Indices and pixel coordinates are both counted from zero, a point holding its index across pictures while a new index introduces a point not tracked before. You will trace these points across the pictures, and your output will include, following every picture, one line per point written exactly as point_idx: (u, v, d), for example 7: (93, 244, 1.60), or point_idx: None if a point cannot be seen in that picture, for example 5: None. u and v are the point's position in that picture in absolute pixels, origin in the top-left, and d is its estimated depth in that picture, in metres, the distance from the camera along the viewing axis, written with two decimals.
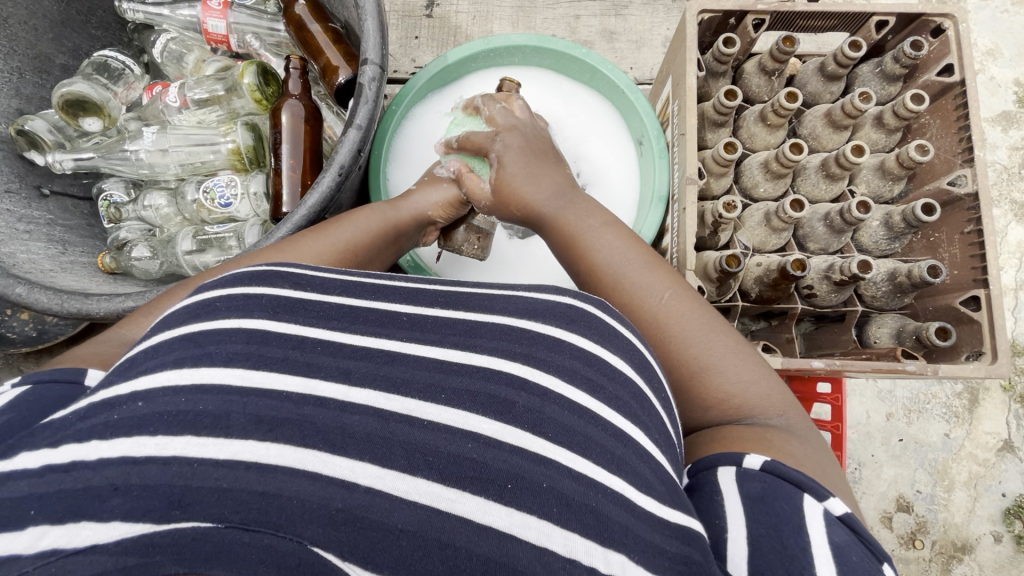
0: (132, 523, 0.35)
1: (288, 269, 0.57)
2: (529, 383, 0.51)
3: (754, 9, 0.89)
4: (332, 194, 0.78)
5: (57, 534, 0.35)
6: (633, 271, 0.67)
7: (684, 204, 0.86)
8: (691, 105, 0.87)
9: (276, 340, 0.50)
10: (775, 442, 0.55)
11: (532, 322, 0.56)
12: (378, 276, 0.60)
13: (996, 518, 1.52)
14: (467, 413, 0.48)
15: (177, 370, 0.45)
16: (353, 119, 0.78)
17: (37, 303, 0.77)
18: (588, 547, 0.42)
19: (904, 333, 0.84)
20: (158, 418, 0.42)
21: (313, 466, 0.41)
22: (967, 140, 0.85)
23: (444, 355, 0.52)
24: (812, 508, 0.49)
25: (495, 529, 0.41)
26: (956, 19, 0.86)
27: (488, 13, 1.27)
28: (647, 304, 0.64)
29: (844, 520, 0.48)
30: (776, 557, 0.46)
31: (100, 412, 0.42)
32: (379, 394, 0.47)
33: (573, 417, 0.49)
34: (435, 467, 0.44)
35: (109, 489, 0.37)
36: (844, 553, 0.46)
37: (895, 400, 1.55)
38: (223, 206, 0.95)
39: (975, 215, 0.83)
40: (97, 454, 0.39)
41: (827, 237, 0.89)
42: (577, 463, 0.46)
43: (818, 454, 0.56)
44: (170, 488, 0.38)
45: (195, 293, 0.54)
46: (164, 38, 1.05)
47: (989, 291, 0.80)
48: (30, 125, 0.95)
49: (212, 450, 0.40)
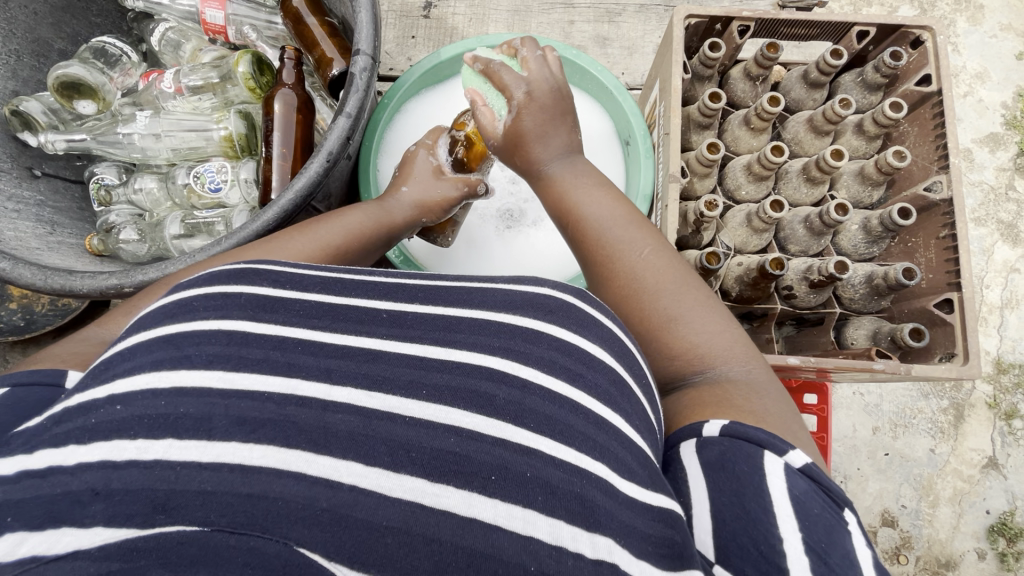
0: (115, 529, 0.36)
1: (264, 266, 0.58)
2: (510, 375, 0.51)
3: (739, 15, 0.91)
4: (320, 179, 0.79)
5: (36, 541, 0.36)
6: (614, 224, 0.69)
7: (667, 201, 0.88)
8: (676, 105, 0.89)
9: (256, 341, 0.50)
10: (732, 396, 0.57)
11: (512, 315, 0.56)
12: (360, 272, 0.61)
13: (980, 535, 1.52)
14: (447, 408, 0.48)
15: (155, 373, 0.46)
16: (343, 107, 0.80)
17: (20, 278, 0.77)
18: (573, 533, 0.43)
19: (880, 333, 0.86)
20: (138, 422, 0.42)
21: (298, 466, 0.42)
22: (943, 147, 0.87)
23: (423, 350, 0.53)
24: (773, 463, 0.49)
25: (479, 521, 0.42)
26: (933, 32, 0.89)
27: (484, 16, 1.30)
28: (624, 257, 0.67)
29: (804, 471, 0.49)
30: (742, 525, 0.48)
31: (73, 417, 0.43)
32: (363, 392, 0.48)
33: (554, 406, 0.50)
34: (418, 463, 0.44)
35: (89, 493, 0.38)
36: (805, 508, 0.48)
37: (881, 413, 1.56)
38: (212, 191, 0.96)
39: (949, 220, 0.84)
40: (77, 458, 0.40)
41: (807, 239, 0.90)
42: (560, 451, 0.47)
43: (780, 408, 0.57)
44: (153, 492, 0.38)
45: (172, 293, 0.55)
46: (163, 27, 1.07)
47: (961, 295, 0.82)
48: (24, 106, 0.96)
49: (195, 452, 0.41)
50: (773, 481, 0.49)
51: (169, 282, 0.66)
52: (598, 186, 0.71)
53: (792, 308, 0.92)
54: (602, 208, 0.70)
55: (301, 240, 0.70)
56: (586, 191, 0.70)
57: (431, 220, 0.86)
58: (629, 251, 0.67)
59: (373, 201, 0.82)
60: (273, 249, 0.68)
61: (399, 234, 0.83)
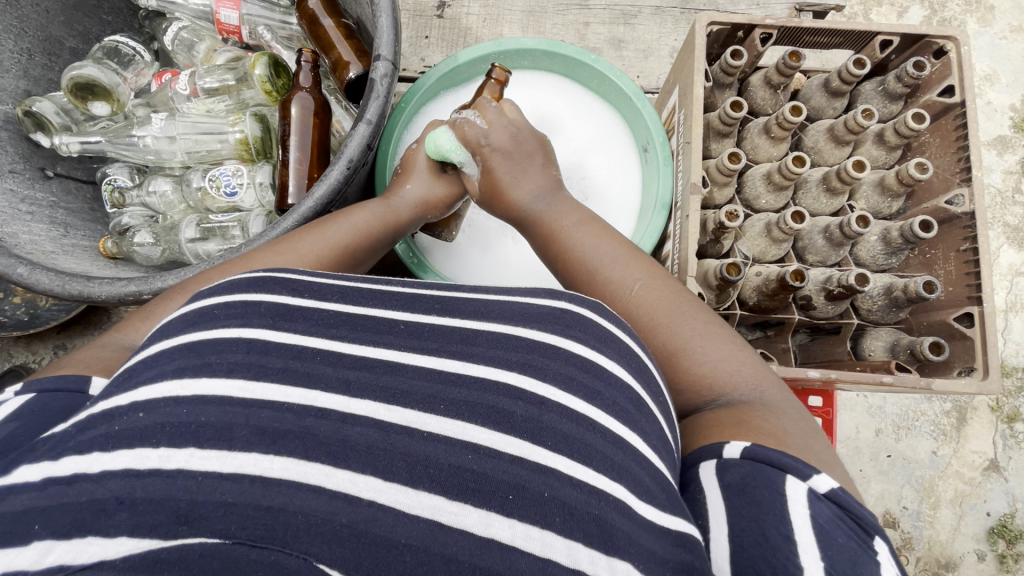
0: (138, 539, 0.36)
1: (283, 274, 0.58)
2: (526, 392, 0.51)
3: (762, 23, 0.90)
4: (340, 187, 0.78)
5: (63, 550, 0.35)
6: (604, 260, 0.73)
7: (687, 212, 0.87)
8: (698, 114, 0.88)
9: (275, 350, 0.50)
10: (751, 421, 0.56)
11: (527, 330, 0.56)
12: (372, 281, 0.61)
13: (980, 536, 1.53)
14: (466, 424, 0.48)
15: (177, 380, 0.46)
16: (363, 113, 0.79)
17: (38, 283, 0.76)
18: (591, 556, 0.42)
19: (898, 346, 0.86)
20: (161, 430, 0.42)
21: (316, 479, 0.42)
22: (965, 160, 0.87)
23: (438, 363, 0.53)
24: (796, 488, 0.49)
25: (497, 541, 0.42)
26: (958, 42, 0.88)
27: (499, 16, 1.28)
28: (617, 291, 0.70)
29: (829, 496, 0.49)
30: (760, 552, 0.46)
31: (97, 424, 0.43)
32: (379, 406, 0.48)
33: (572, 424, 0.50)
34: (436, 479, 0.44)
35: (114, 502, 0.38)
36: (829, 534, 0.47)
37: (884, 415, 1.56)
38: (228, 195, 0.95)
39: (971, 233, 0.84)
40: (101, 466, 0.40)
41: (827, 250, 0.90)
42: (577, 471, 0.47)
43: (797, 426, 0.57)
44: (177, 502, 0.38)
45: (188, 303, 0.54)
46: (176, 26, 1.05)
47: (983, 309, 0.81)
48: (38, 106, 0.95)
49: (215, 463, 0.41)
50: (795, 507, 0.48)
51: (188, 289, 0.66)
52: (588, 224, 0.77)
53: (809, 318, 0.92)
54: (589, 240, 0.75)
55: (308, 242, 0.70)
56: (578, 230, 0.76)
57: (434, 216, 0.87)
58: (622, 286, 0.71)
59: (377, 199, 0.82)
60: (282, 252, 0.68)
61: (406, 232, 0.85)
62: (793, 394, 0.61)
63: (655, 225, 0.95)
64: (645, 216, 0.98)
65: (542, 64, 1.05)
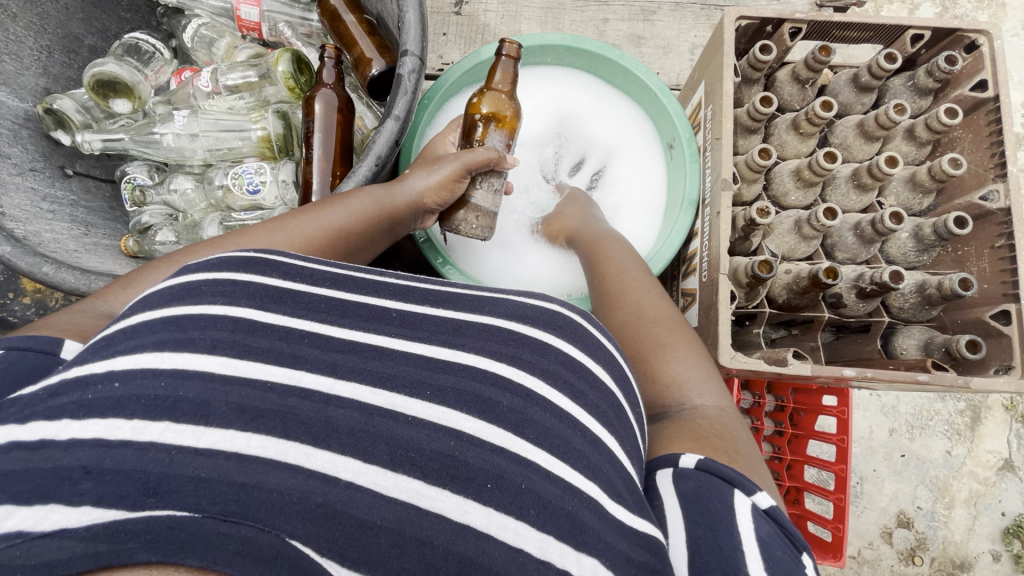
0: (103, 509, 0.34)
1: (273, 257, 0.57)
2: (513, 384, 0.50)
3: (792, 17, 0.89)
4: (367, 184, 0.78)
5: (22, 516, 0.34)
6: (634, 273, 0.79)
7: (717, 208, 0.85)
8: (728, 108, 0.86)
9: (261, 331, 0.49)
10: (711, 437, 0.56)
11: (523, 325, 0.56)
12: (368, 271, 0.60)
13: (995, 537, 1.52)
14: (451, 411, 0.48)
15: (157, 354, 0.44)
16: (391, 109, 0.78)
17: (64, 282, 0.76)
18: (562, 550, 0.41)
19: (932, 344, 0.84)
20: (136, 401, 0.41)
21: (295, 459, 0.41)
22: (999, 155, 0.85)
23: (428, 351, 0.53)
24: (741, 502, 0.49)
25: (473, 528, 0.41)
26: (990, 36, 0.87)
27: (517, 13, 1.27)
28: (632, 297, 0.75)
29: (768, 513, 0.49)
30: (714, 558, 0.45)
31: (71, 391, 0.41)
32: (365, 389, 0.47)
33: (554, 420, 0.49)
34: (416, 464, 0.43)
35: (80, 471, 0.36)
36: (770, 548, 0.46)
37: (898, 415, 1.55)
38: (251, 193, 0.94)
39: (1006, 230, 0.83)
40: (70, 434, 0.38)
41: (857, 247, 0.89)
42: (556, 466, 0.46)
43: (751, 453, 0.57)
44: (146, 475, 0.37)
45: (177, 275, 0.53)
46: (196, 23, 1.04)
47: (1020, 305, 0.80)
48: (58, 104, 0.94)
49: (190, 438, 0.40)
50: (742, 522, 0.47)
51: (176, 263, 0.64)
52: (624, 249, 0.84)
53: (839, 316, 0.91)
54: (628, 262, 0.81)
55: (305, 225, 0.71)
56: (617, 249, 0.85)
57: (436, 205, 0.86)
58: (639, 294, 0.75)
59: (380, 184, 0.81)
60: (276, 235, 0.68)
61: (397, 228, 0.85)
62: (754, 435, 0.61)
63: (683, 221, 0.94)
64: (671, 213, 0.97)
65: (564, 60, 1.04)
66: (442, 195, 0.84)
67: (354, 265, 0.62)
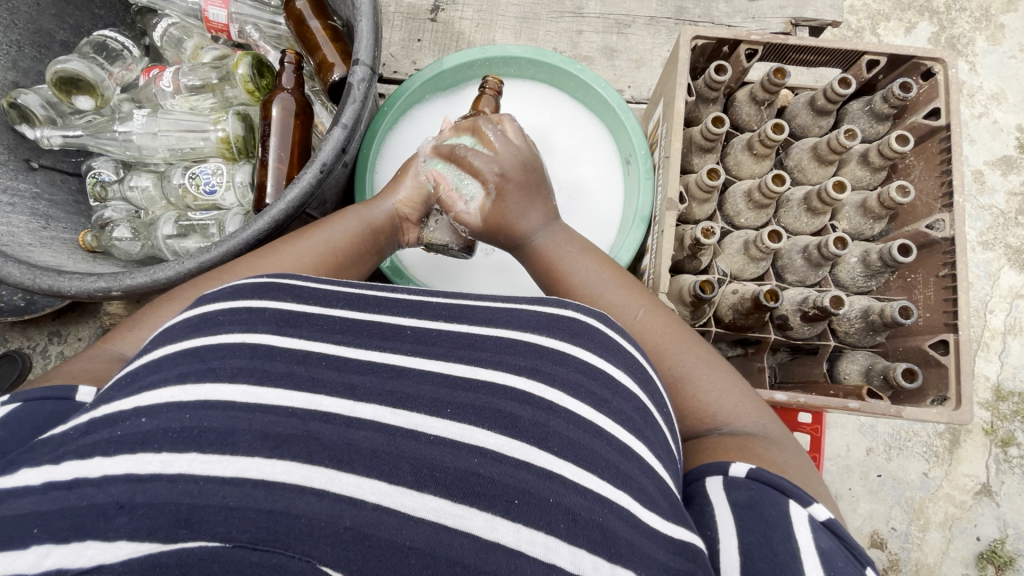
0: (138, 543, 0.35)
1: (288, 280, 0.57)
2: (534, 397, 0.51)
3: (748, 39, 0.89)
4: (312, 190, 0.78)
5: (61, 554, 0.34)
6: (609, 292, 0.71)
7: (663, 227, 0.86)
8: (679, 128, 0.87)
9: (279, 355, 0.50)
10: (755, 450, 0.57)
11: (537, 335, 0.56)
12: (316, 280, 0.59)
13: (969, 561, 1.51)
14: (472, 426, 0.48)
15: (180, 387, 0.45)
16: (339, 116, 0.79)
17: (9, 276, 0.76)
18: (595, 563, 0.42)
19: (873, 371, 0.84)
20: (162, 435, 0.42)
21: (320, 483, 0.41)
22: (947, 185, 0.86)
23: (448, 367, 0.53)
24: (799, 513, 0.50)
25: (503, 545, 0.41)
26: (946, 64, 0.87)
27: (492, 22, 1.28)
28: (620, 322, 0.69)
29: (827, 525, 0.50)
30: (767, 565, 0.46)
31: (101, 428, 0.42)
32: (385, 410, 0.48)
33: (578, 430, 0.49)
34: (441, 483, 0.44)
35: (115, 506, 0.37)
36: (831, 559, 0.47)
37: (876, 434, 1.54)
38: (208, 193, 0.95)
39: (950, 260, 0.83)
40: (103, 470, 0.39)
41: (805, 270, 0.89)
42: (584, 477, 0.46)
43: (796, 461, 0.58)
44: (178, 506, 0.38)
45: (193, 307, 0.53)
46: (165, 22, 1.06)
47: (958, 337, 0.80)
48: (22, 98, 0.95)
49: (218, 468, 0.40)
50: (800, 529, 0.49)
51: (174, 296, 0.66)
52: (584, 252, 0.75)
53: (785, 338, 0.90)
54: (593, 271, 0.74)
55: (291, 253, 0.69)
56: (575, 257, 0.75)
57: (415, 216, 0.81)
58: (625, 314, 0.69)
59: (355, 206, 0.78)
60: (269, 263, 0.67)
61: (386, 245, 0.80)
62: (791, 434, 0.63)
63: (634, 238, 0.94)
64: (624, 229, 0.97)
65: (527, 72, 1.04)
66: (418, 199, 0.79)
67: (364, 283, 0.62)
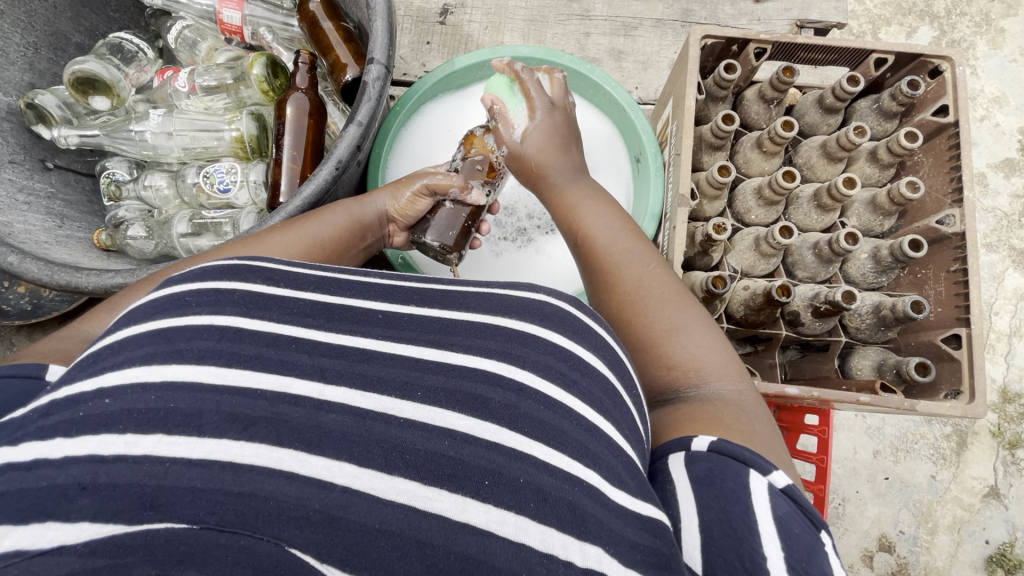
0: (102, 524, 0.36)
1: (259, 264, 0.57)
2: (505, 378, 0.51)
3: (757, 38, 0.90)
4: (328, 186, 0.79)
5: (20, 535, 0.35)
6: (616, 244, 0.71)
7: (675, 223, 0.87)
8: (689, 126, 0.88)
9: (247, 338, 0.49)
10: (723, 417, 0.56)
11: (505, 318, 0.56)
12: (348, 272, 0.60)
13: (978, 565, 1.50)
14: (443, 410, 0.48)
15: (145, 367, 0.45)
16: (354, 114, 0.80)
17: (28, 272, 0.77)
18: (564, 541, 0.42)
19: (885, 366, 0.84)
20: (127, 416, 0.41)
21: (289, 466, 0.42)
22: (958, 180, 0.86)
23: (417, 352, 0.53)
24: (755, 482, 0.49)
25: (472, 526, 0.42)
26: (953, 62, 0.88)
27: (500, 24, 1.30)
28: (626, 271, 0.69)
29: (786, 491, 0.49)
30: (728, 542, 0.46)
31: (61, 411, 0.41)
32: (355, 393, 0.48)
33: (548, 411, 0.49)
34: (412, 466, 0.44)
35: (75, 488, 0.37)
36: (786, 527, 0.47)
37: (883, 437, 1.54)
38: (222, 192, 0.96)
39: (961, 254, 0.83)
40: (63, 452, 0.39)
41: (815, 266, 0.90)
42: (552, 457, 0.46)
43: (762, 429, 0.56)
44: (142, 488, 0.38)
45: (161, 288, 0.53)
46: (180, 25, 1.07)
47: (971, 331, 0.80)
48: (39, 99, 0.96)
49: (184, 449, 0.40)
50: (758, 501, 0.48)
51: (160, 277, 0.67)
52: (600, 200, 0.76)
53: (796, 334, 0.91)
54: (609, 223, 0.73)
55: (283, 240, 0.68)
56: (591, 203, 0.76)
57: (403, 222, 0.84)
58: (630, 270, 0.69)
59: (349, 199, 0.80)
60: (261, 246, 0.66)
61: (372, 239, 0.82)
62: (767, 409, 0.60)
63: (645, 235, 0.95)
64: None
65: None
66: (410, 211, 0.82)
67: (343, 268, 0.62)
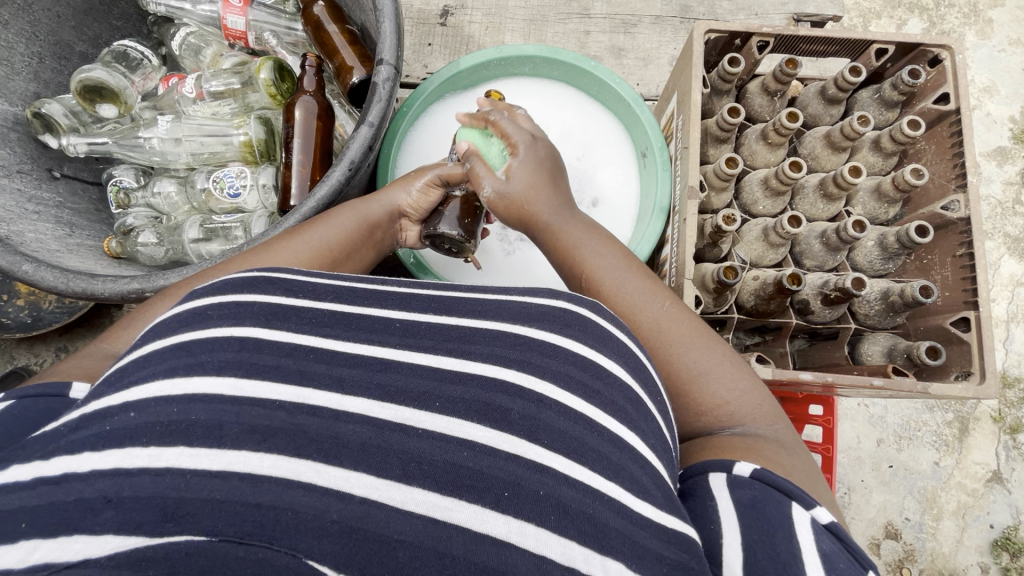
0: (126, 536, 0.36)
1: (278, 274, 0.57)
2: (524, 390, 0.50)
3: (760, 31, 0.92)
4: (341, 187, 0.79)
5: (49, 547, 0.35)
6: (628, 285, 0.69)
7: (685, 215, 0.88)
8: (695, 119, 0.89)
9: (267, 348, 0.50)
10: (763, 451, 0.56)
11: (525, 327, 0.56)
12: (366, 280, 0.60)
13: (984, 549, 1.52)
14: (461, 420, 0.48)
15: (170, 380, 0.45)
16: (365, 115, 0.80)
17: (43, 281, 0.77)
18: (586, 555, 0.42)
19: (896, 350, 0.86)
20: (150, 429, 0.42)
21: (307, 476, 0.41)
22: (961, 166, 0.88)
23: (436, 362, 0.52)
24: (801, 516, 0.49)
25: (492, 537, 0.41)
26: (952, 50, 0.90)
27: (501, 24, 1.31)
28: (641, 311, 0.67)
29: (830, 527, 0.49)
30: (770, 564, 0.46)
31: (90, 424, 0.42)
32: (374, 403, 0.47)
33: (570, 423, 0.49)
34: (430, 476, 0.43)
35: (101, 501, 0.37)
36: (832, 561, 0.46)
37: (886, 425, 1.55)
38: (231, 196, 0.97)
39: (966, 239, 0.85)
40: (90, 465, 0.39)
41: (823, 255, 0.91)
42: (574, 470, 0.46)
43: (803, 465, 0.57)
44: (164, 499, 0.38)
45: (185, 301, 0.54)
46: (184, 31, 1.07)
47: (979, 314, 0.82)
48: (46, 108, 0.97)
49: (205, 460, 0.40)
50: (802, 531, 0.48)
51: (178, 290, 0.66)
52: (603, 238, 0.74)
53: (805, 322, 0.92)
54: (613, 263, 0.71)
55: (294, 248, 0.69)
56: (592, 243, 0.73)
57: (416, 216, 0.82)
58: (645, 311, 0.67)
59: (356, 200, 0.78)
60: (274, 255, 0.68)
61: (383, 239, 0.81)
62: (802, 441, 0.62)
63: (654, 228, 0.95)
64: (642, 221, 0.99)
65: (542, 70, 1.07)
66: (423, 204, 0.81)
67: (354, 276, 0.62)
